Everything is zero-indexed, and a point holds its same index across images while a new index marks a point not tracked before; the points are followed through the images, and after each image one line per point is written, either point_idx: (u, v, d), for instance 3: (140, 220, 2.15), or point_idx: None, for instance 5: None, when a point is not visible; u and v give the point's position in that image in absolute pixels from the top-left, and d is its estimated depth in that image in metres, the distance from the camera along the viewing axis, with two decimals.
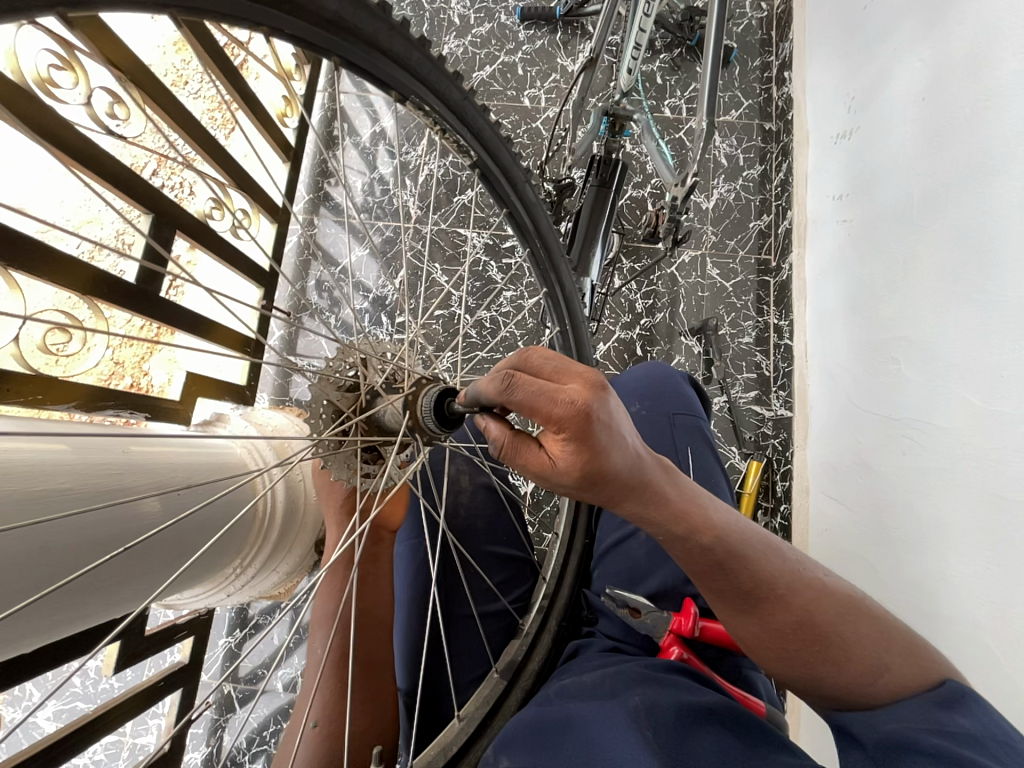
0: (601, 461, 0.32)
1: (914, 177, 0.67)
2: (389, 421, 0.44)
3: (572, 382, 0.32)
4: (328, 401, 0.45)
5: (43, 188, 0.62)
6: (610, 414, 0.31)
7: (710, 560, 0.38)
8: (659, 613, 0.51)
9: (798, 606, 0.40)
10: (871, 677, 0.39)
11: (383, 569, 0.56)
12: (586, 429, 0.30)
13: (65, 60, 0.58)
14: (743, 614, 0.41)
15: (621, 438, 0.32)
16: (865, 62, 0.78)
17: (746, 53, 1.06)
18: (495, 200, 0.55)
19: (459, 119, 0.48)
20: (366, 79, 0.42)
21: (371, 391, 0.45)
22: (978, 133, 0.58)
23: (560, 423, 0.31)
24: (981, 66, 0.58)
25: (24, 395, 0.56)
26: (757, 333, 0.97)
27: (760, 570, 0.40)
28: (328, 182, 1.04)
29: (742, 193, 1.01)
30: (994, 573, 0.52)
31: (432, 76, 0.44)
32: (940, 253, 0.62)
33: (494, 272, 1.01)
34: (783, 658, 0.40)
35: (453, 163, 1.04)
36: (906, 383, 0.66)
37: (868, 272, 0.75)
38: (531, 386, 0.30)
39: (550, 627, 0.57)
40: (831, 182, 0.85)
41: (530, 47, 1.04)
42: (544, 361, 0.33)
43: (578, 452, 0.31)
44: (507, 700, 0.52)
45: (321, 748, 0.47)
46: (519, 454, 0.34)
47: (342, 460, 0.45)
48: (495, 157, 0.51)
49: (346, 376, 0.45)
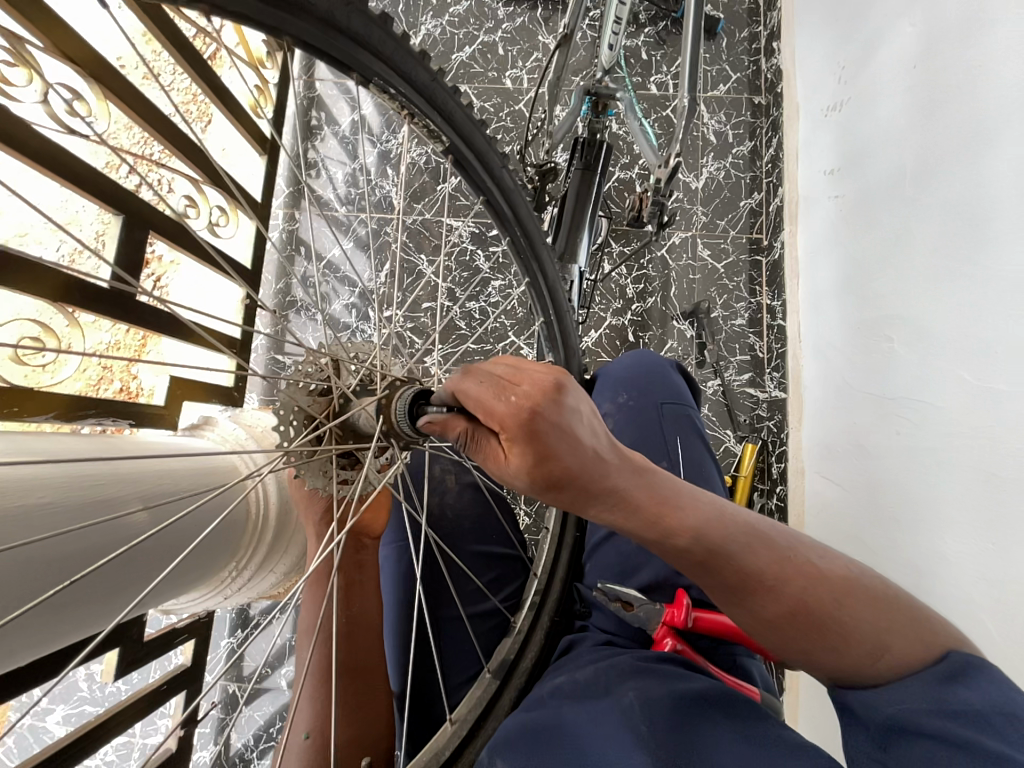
0: (554, 461, 0.31)
1: (907, 148, 0.65)
2: (364, 426, 0.43)
3: (522, 383, 0.31)
4: (297, 408, 0.43)
5: (14, 191, 0.59)
6: (563, 413, 0.31)
7: (690, 559, 0.37)
8: (652, 605, 0.51)
9: (792, 598, 0.39)
10: (872, 658, 0.39)
11: (370, 577, 0.55)
12: (531, 427, 0.31)
13: (15, 55, 0.55)
14: (736, 607, 0.40)
15: (577, 440, 0.31)
16: (855, 30, 0.75)
17: (734, 23, 1.02)
18: (472, 188, 0.53)
19: (426, 102, 0.45)
20: (323, 60, 0.40)
21: (344, 395, 0.43)
22: (972, 101, 0.56)
23: (506, 423, 0.31)
24: (975, 31, 0.56)
25: (1, 409, 0.54)
26: (749, 314, 0.96)
27: (748, 566, 0.38)
28: (308, 174, 1.02)
29: (731, 171, 0.98)
30: (991, 551, 0.52)
31: (395, 55, 0.42)
32: (934, 228, 0.61)
33: (481, 261, 0.99)
34: (778, 645, 0.40)
35: (435, 149, 1.01)
36: (901, 362, 0.65)
37: (860, 249, 0.74)
38: (477, 382, 0.32)
39: (543, 622, 0.56)
40: (822, 157, 0.83)
41: (511, 25, 1.00)
42: (494, 364, 0.34)
43: (532, 456, 0.31)
44: (500, 699, 0.52)
45: (312, 760, 0.47)
46: (479, 456, 0.34)
47: (317, 467, 0.44)
48: (467, 143, 0.49)
49: (316, 380, 0.44)
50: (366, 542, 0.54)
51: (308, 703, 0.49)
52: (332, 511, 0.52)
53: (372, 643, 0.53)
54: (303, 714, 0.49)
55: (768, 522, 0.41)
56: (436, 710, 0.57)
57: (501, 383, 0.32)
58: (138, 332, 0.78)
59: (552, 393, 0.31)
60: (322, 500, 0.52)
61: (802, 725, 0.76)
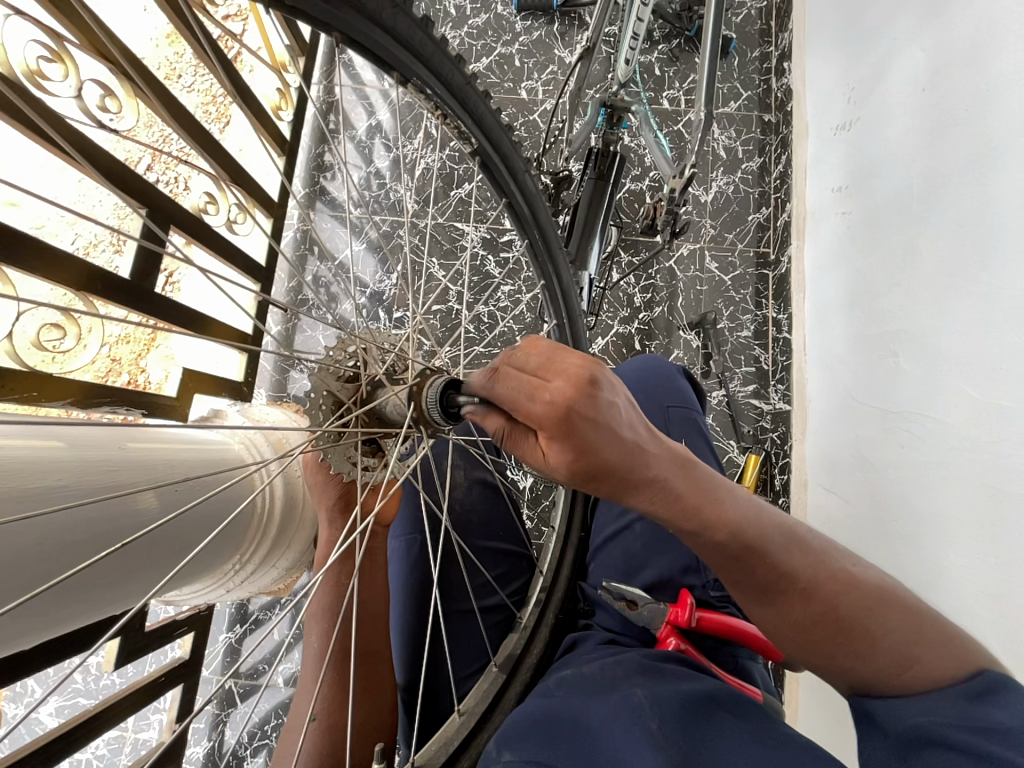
0: (594, 456, 0.31)
1: (915, 168, 0.67)
2: (392, 413, 0.44)
3: (554, 380, 0.31)
4: (328, 393, 0.45)
5: (40, 181, 0.60)
6: (599, 411, 0.31)
7: (725, 555, 0.37)
8: (656, 606, 0.51)
9: (821, 600, 0.39)
10: (900, 670, 0.39)
11: (378, 565, 0.56)
12: (570, 425, 0.31)
13: (55, 52, 0.57)
14: (765, 607, 0.40)
15: (614, 433, 0.32)
16: (865, 54, 0.78)
17: (745, 43, 1.05)
18: (494, 190, 0.54)
19: (460, 103, 0.47)
20: (366, 57, 0.42)
21: (372, 381, 0.45)
22: (980, 124, 0.58)
23: (543, 422, 0.31)
24: (984, 56, 0.58)
25: (19, 392, 0.55)
26: (755, 326, 0.96)
27: (782, 566, 0.38)
28: (324, 176, 1.03)
29: (741, 186, 1.00)
30: (993, 565, 0.53)
31: (434, 57, 0.43)
32: (942, 246, 0.62)
33: (492, 266, 1.00)
34: (806, 648, 0.40)
35: (451, 155, 1.03)
36: (905, 376, 0.66)
37: (867, 264, 0.75)
38: (509, 381, 0.32)
39: (548, 620, 0.57)
40: (830, 174, 0.85)
41: (528, 38, 1.03)
42: (528, 357, 0.33)
43: (569, 449, 0.31)
44: (508, 693, 0.53)
45: (321, 742, 0.48)
46: (518, 448, 0.35)
47: (343, 451, 0.46)
48: (496, 146, 0.51)
49: (346, 367, 0.45)
50: (377, 530, 0.55)
51: (317, 681, 0.50)
52: (345, 500, 0.53)
53: (379, 627, 0.54)
54: (311, 696, 0.49)
55: (802, 525, 0.41)
56: (439, 703, 0.57)
57: (534, 380, 0.32)
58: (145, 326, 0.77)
59: (586, 391, 0.31)
60: (337, 486, 0.53)
61: (801, 728, 0.76)
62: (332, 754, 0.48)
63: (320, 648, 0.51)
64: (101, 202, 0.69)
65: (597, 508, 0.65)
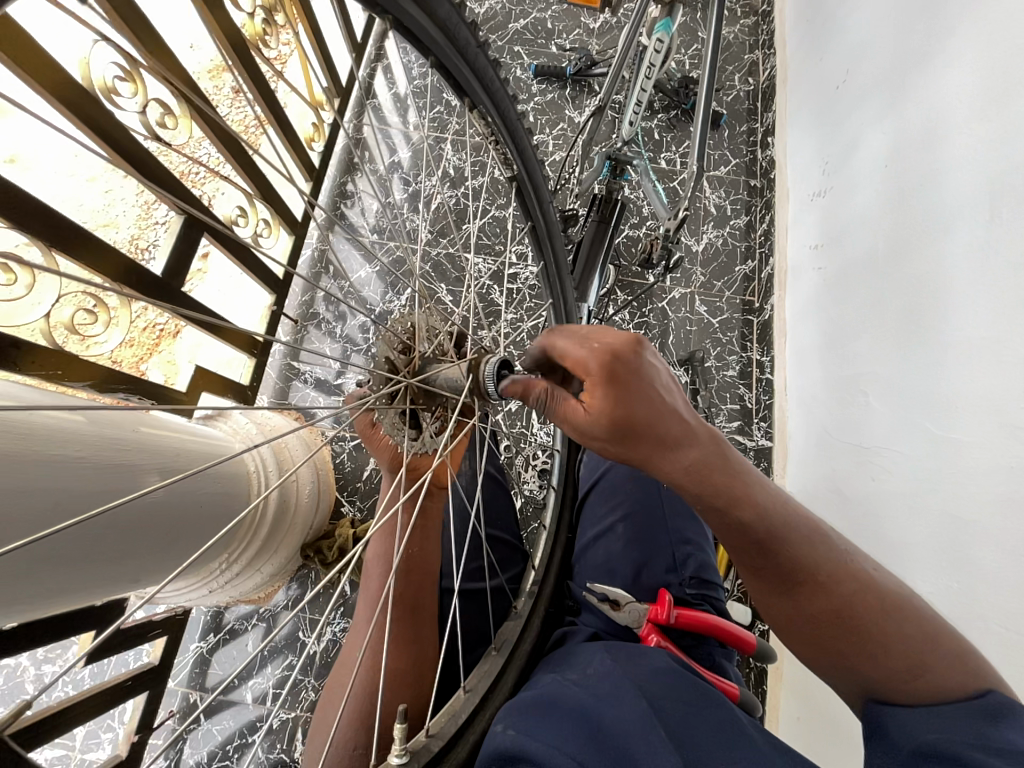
0: (626, 408, 0.40)
1: (878, 231, 0.76)
2: (440, 384, 0.48)
3: (606, 339, 0.42)
4: (385, 360, 0.49)
5: (70, 187, 0.67)
6: (636, 362, 0.41)
7: (749, 538, 0.41)
8: (638, 604, 0.54)
9: (839, 594, 0.41)
10: (910, 675, 0.40)
11: (432, 523, 0.60)
12: (612, 374, 0.41)
13: (129, 73, 0.63)
14: (780, 597, 0.43)
15: (648, 387, 0.41)
16: (837, 134, 0.89)
17: (735, 119, 1.18)
18: (522, 212, 0.60)
19: (510, 134, 0.54)
20: (446, 81, 0.48)
21: (423, 356, 0.49)
22: (931, 195, 0.66)
23: (591, 369, 0.41)
24: (933, 140, 0.67)
25: (43, 369, 0.57)
26: (740, 367, 1.02)
27: (803, 555, 0.42)
28: (345, 203, 1.11)
29: (729, 240, 1.09)
30: (954, 589, 0.56)
31: (499, 94, 0.51)
32: (907, 295, 0.68)
33: (497, 294, 1.07)
34: (816, 641, 0.43)
35: (463, 194, 1.12)
36: (873, 414, 0.71)
37: (840, 314, 0.82)
38: (567, 338, 0.43)
39: (540, 611, 0.57)
40: (808, 234, 0.95)
41: (542, 99, 1.15)
42: (586, 329, 0.44)
43: (606, 396, 0.40)
44: (506, 677, 0.51)
45: (366, 678, 0.52)
46: (559, 407, 0.44)
47: (389, 415, 0.51)
48: (531, 177, 0.58)
49: (401, 340, 0.50)
50: (432, 499, 0.60)
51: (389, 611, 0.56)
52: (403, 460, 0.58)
53: (432, 579, 0.60)
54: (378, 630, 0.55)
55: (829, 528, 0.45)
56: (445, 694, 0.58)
57: (589, 339, 0.43)
58: (155, 327, 0.84)
59: (631, 347, 0.42)
60: (390, 449, 0.58)
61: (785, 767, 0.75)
62: (368, 692, 0.52)
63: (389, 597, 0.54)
64: (124, 212, 0.76)
65: (584, 511, 0.68)
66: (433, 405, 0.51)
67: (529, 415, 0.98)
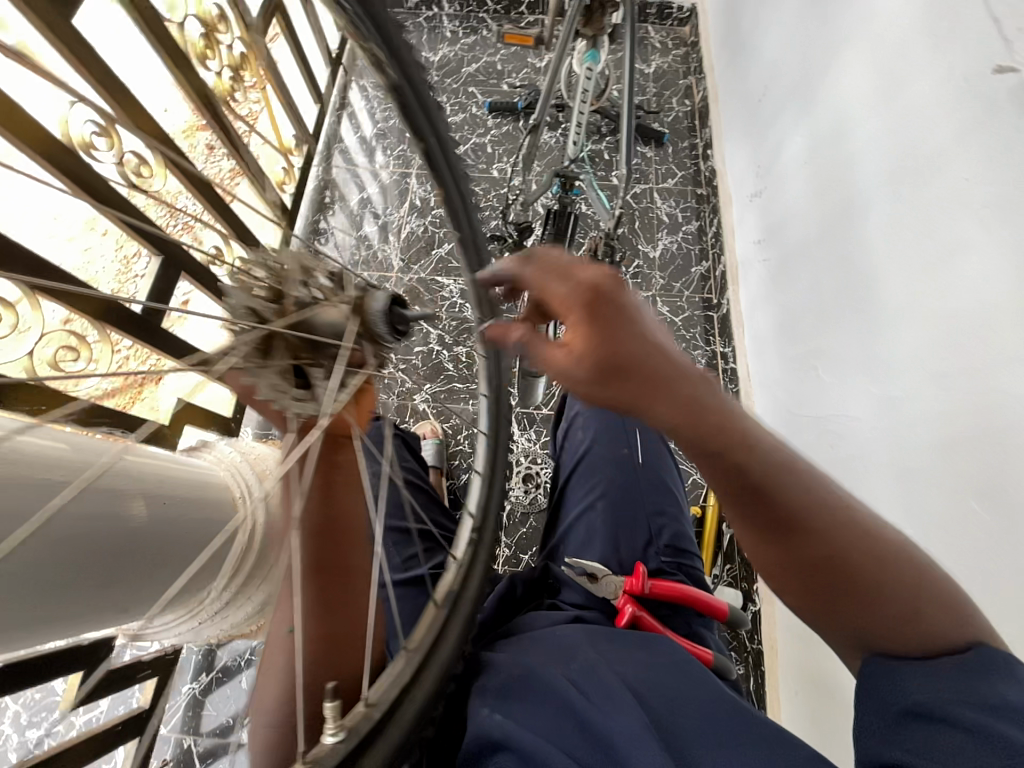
0: (607, 344, 0.39)
1: (808, 220, 0.83)
2: (325, 327, 0.38)
3: (586, 275, 0.41)
4: (246, 309, 0.37)
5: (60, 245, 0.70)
6: (617, 297, 0.40)
7: (742, 478, 0.39)
8: (614, 577, 0.58)
9: (839, 543, 0.38)
10: (904, 626, 0.37)
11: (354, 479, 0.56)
12: (593, 310, 0.40)
13: (104, 129, 0.70)
14: (773, 544, 0.40)
15: (628, 322, 0.40)
16: (765, 140, 0.98)
17: (677, 136, 1.28)
18: (408, 130, 0.53)
19: (375, 24, 0.45)
20: None
21: (300, 300, 0.38)
22: (845, 183, 0.73)
23: (573, 306, 0.41)
24: (841, 135, 0.75)
25: (30, 402, 0.61)
26: (706, 360, 1.07)
27: (799, 498, 0.39)
28: (318, 241, 1.16)
29: (683, 244, 1.16)
30: (912, 537, 0.58)
31: None
32: (839, 274, 0.74)
33: (469, 312, 1.11)
34: (811, 589, 0.40)
35: (431, 222, 1.18)
36: (825, 386, 0.76)
37: (787, 299, 0.88)
38: (550, 273, 0.42)
39: (479, 554, 0.54)
40: (751, 231, 1.02)
41: (498, 131, 1.24)
42: (561, 263, 0.43)
43: (585, 333, 0.39)
44: (449, 631, 0.48)
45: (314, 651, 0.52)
46: (536, 346, 0.43)
47: (266, 379, 0.37)
48: (410, 83, 0.50)
49: (264, 280, 0.37)
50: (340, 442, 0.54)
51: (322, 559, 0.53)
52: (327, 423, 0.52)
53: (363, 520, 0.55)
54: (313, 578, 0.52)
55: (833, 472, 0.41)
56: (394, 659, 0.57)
57: (566, 274, 0.42)
58: (134, 377, 0.78)
59: (610, 284, 0.41)
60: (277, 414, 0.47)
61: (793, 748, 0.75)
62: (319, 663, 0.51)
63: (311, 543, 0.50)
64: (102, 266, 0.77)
65: (563, 502, 0.70)
66: (322, 359, 0.39)
67: (509, 423, 1.02)
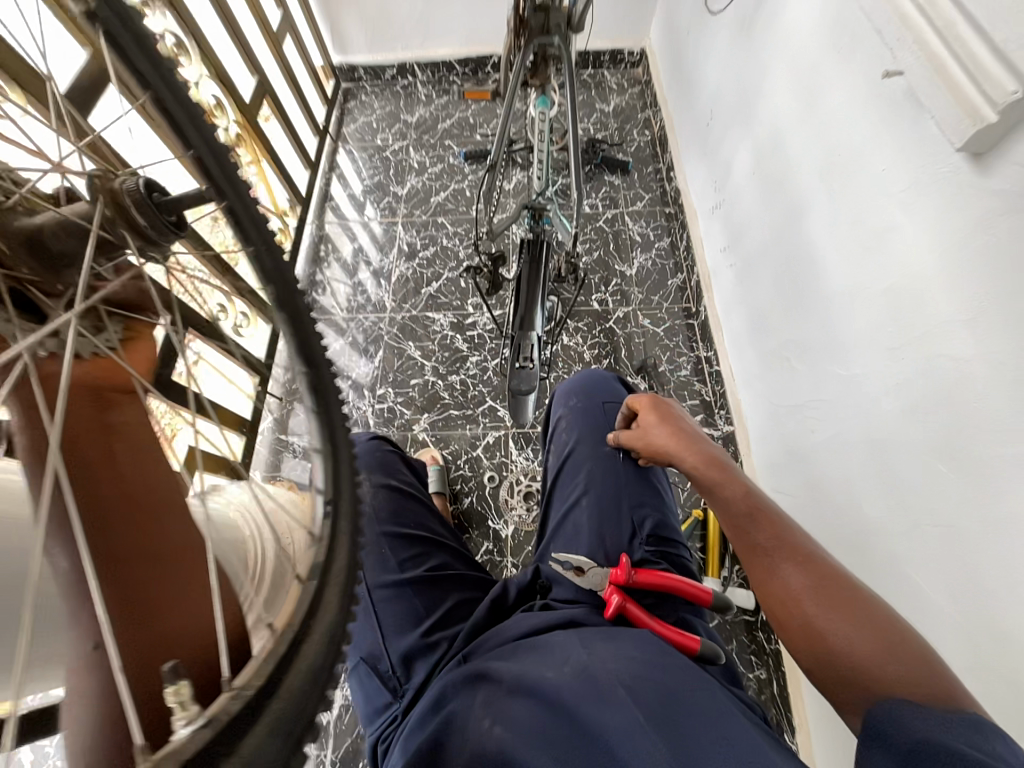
0: (664, 428, 0.59)
1: (763, 223, 0.88)
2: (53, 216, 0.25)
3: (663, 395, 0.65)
4: None
5: None
6: (671, 403, 0.62)
7: (738, 509, 0.48)
8: (600, 569, 0.59)
9: (828, 575, 0.41)
10: (916, 675, 0.34)
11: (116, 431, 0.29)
12: (659, 406, 0.62)
13: None
14: (769, 579, 0.43)
15: (678, 416, 0.61)
16: (717, 158, 1.06)
17: (641, 163, 1.37)
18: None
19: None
20: None
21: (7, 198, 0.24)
22: (789, 186, 0.79)
23: (644, 405, 0.63)
24: (780, 143, 0.81)
25: None
26: (692, 365, 1.11)
27: (789, 532, 0.45)
28: (316, 291, 1.25)
29: (657, 260, 1.23)
30: (893, 508, 0.59)
31: None
32: (795, 267, 0.78)
33: (460, 342, 1.16)
34: (806, 627, 0.39)
35: (419, 264, 1.26)
36: (798, 374, 0.79)
37: (755, 297, 0.92)
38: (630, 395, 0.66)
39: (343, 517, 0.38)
40: (717, 240, 1.08)
41: (475, 177, 1.34)
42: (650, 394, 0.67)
43: (651, 419, 0.61)
44: (320, 609, 0.33)
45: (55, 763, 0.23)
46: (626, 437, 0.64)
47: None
48: None
49: None
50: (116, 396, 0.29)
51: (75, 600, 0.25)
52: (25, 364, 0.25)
53: (169, 517, 0.29)
54: (67, 628, 0.25)
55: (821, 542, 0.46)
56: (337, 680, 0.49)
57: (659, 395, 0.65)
58: None
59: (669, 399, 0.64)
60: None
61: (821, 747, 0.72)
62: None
63: (62, 563, 0.25)
64: None
65: (554, 508, 0.72)
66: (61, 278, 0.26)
67: (506, 444, 1.05)
